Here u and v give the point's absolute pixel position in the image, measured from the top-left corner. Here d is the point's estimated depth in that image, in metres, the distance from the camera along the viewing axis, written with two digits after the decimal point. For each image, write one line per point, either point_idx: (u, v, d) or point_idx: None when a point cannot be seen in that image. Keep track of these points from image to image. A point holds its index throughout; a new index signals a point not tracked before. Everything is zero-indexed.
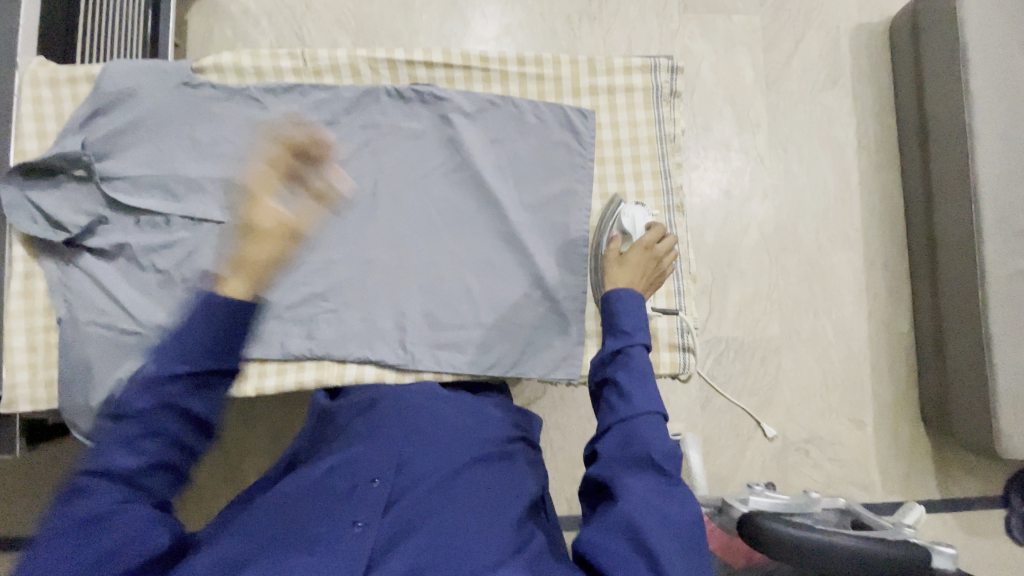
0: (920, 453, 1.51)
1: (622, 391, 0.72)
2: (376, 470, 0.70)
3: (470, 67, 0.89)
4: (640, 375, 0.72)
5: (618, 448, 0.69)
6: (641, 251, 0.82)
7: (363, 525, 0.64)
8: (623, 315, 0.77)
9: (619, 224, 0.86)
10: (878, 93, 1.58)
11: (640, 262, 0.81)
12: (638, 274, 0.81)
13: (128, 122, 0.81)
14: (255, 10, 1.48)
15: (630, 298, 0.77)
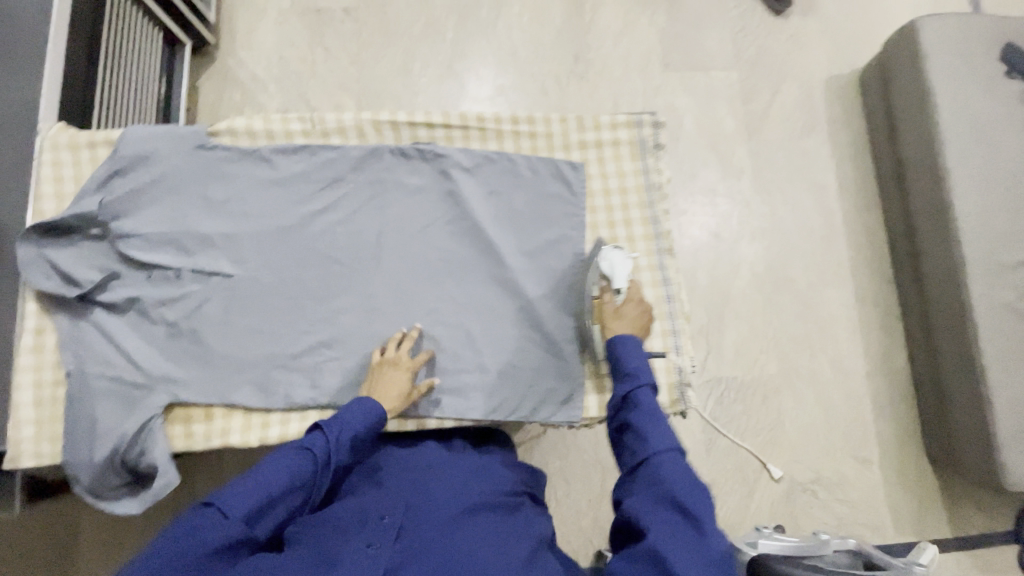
0: (928, 491, 1.48)
1: (638, 434, 0.70)
2: (388, 509, 0.70)
3: (468, 126, 0.95)
4: (653, 415, 0.71)
5: (641, 495, 0.66)
6: (635, 302, 0.83)
7: (375, 548, 0.63)
8: (625, 358, 0.77)
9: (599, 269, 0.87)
10: (854, 138, 1.66)
11: (636, 311, 0.82)
12: (638, 324, 0.81)
13: (145, 183, 0.86)
14: (264, 76, 1.58)
15: (631, 343, 0.78)
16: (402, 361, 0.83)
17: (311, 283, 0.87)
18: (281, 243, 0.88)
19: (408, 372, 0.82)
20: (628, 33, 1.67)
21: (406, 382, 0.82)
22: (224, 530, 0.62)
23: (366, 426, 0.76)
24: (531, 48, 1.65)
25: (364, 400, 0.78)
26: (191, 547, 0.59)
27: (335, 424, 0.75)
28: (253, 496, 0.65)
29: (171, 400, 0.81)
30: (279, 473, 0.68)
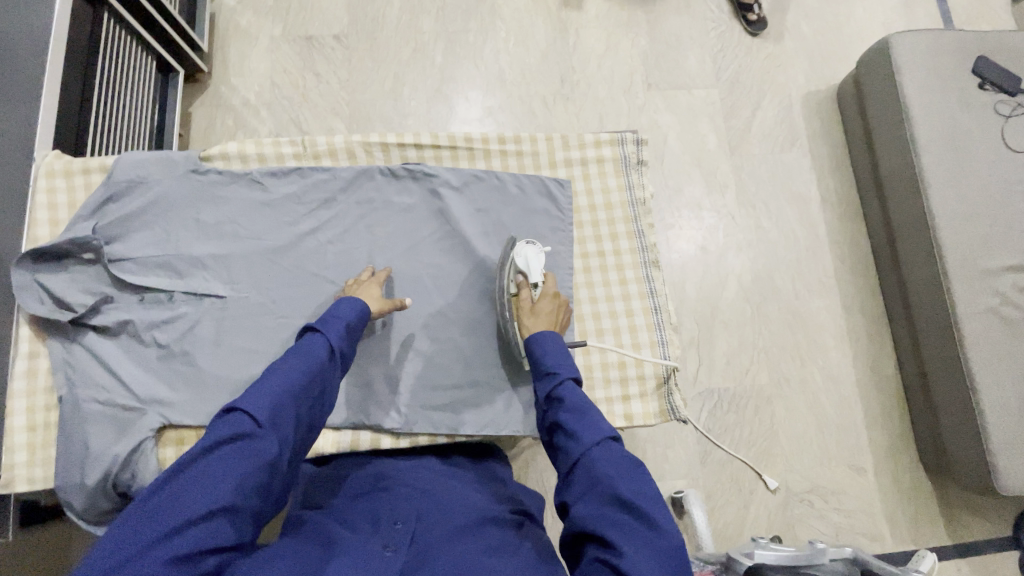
0: (924, 497, 1.49)
1: (569, 433, 0.69)
2: (400, 514, 0.69)
3: (456, 147, 0.97)
4: (581, 410, 0.71)
5: (582, 496, 0.64)
6: (550, 297, 0.84)
7: (392, 550, 0.63)
8: (545, 357, 0.77)
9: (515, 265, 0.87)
10: (833, 151, 1.71)
11: (552, 305, 0.83)
12: (555, 317, 0.82)
13: (137, 208, 0.87)
14: (256, 102, 1.62)
15: (550, 342, 0.77)
16: (368, 277, 0.86)
17: (302, 302, 0.88)
18: (273, 263, 0.89)
19: (377, 282, 0.86)
20: (611, 55, 1.73)
21: (378, 292, 0.85)
22: (258, 438, 0.62)
23: (355, 319, 0.80)
24: (517, 70, 1.69)
25: (346, 298, 0.81)
26: (231, 461, 0.60)
27: (333, 326, 0.76)
28: (274, 398, 0.65)
29: (163, 423, 0.80)
30: (293, 372, 0.68)
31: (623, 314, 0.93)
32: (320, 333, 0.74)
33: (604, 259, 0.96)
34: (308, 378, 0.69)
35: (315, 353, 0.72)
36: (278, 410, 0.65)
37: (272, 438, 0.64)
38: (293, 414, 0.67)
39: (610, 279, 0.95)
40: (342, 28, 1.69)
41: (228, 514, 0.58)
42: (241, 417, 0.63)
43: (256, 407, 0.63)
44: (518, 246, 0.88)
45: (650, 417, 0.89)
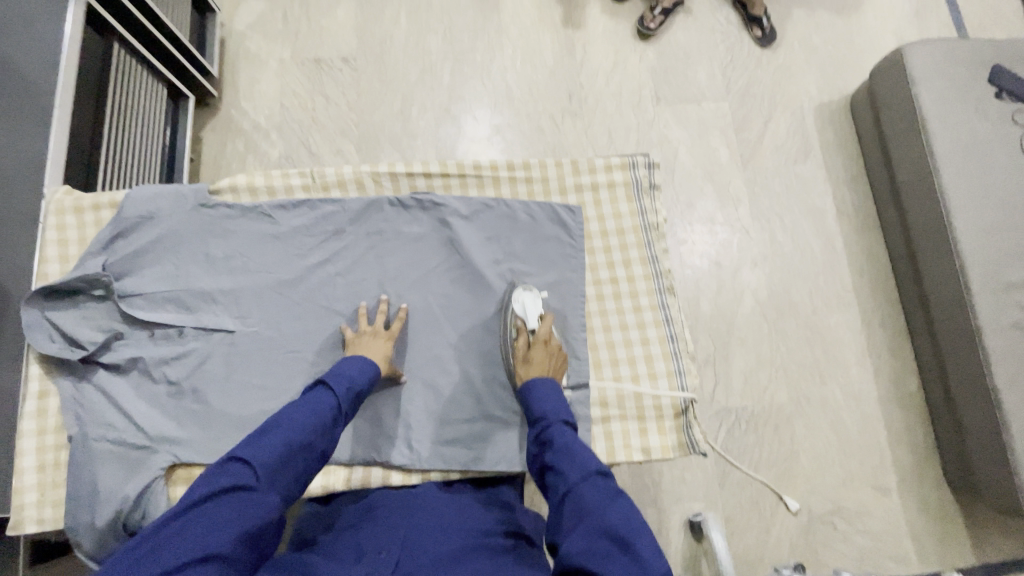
0: (952, 519, 1.44)
1: (557, 471, 0.70)
2: (386, 544, 0.66)
3: (465, 175, 0.96)
4: (571, 449, 0.72)
5: (571, 531, 0.62)
6: (544, 344, 0.84)
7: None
8: (537, 400, 0.78)
9: (512, 312, 0.88)
10: (848, 162, 1.68)
11: (544, 355, 0.84)
12: (550, 367, 0.83)
13: (147, 243, 0.87)
14: (265, 124, 1.62)
15: (544, 386, 0.79)
16: (380, 331, 0.85)
17: (311, 336, 0.87)
18: (282, 297, 0.88)
19: (387, 339, 0.84)
20: (619, 70, 1.71)
21: (387, 349, 0.84)
22: (256, 489, 0.62)
23: (364, 381, 0.79)
24: (525, 87, 1.69)
25: (355, 357, 0.80)
26: (227, 510, 0.59)
27: (342, 381, 0.76)
28: (274, 449, 0.65)
29: (173, 461, 0.79)
30: (296, 425, 0.69)
31: (638, 343, 0.91)
32: (327, 389, 0.75)
33: (617, 286, 0.94)
34: (313, 433, 0.70)
35: (320, 407, 0.72)
36: (278, 462, 0.65)
37: (270, 492, 0.63)
38: (293, 468, 0.66)
39: (624, 307, 0.93)
40: (350, 49, 1.69)
41: (224, 563, 0.55)
42: (238, 467, 0.63)
43: (255, 457, 0.64)
44: (517, 292, 0.89)
45: (668, 450, 0.87)
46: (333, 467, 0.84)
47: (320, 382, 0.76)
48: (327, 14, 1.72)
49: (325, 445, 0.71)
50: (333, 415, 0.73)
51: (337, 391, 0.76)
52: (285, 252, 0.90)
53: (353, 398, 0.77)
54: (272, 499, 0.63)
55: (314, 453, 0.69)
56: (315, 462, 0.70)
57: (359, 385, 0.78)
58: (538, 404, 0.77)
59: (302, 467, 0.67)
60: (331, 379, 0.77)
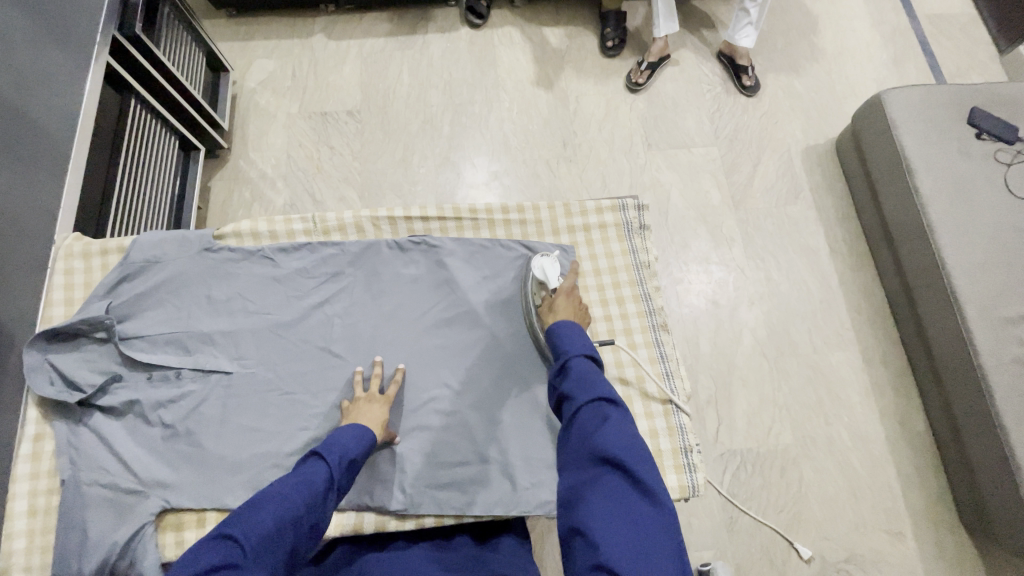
0: (973, 567, 1.37)
1: (569, 396, 0.72)
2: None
3: (461, 218, 0.99)
4: (584, 381, 0.72)
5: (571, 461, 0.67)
6: (567, 296, 0.86)
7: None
8: (563, 338, 0.79)
9: (533, 277, 0.90)
10: (838, 202, 1.72)
11: (569, 305, 0.85)
12: (575, 313, 0.85)
13: (151, 286, 0.89)
14: (272, 174, 1.69)
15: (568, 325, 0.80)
16: (376, 396, 0.84)
17: (308, 376, 0.88)
18: (281, 338, 0.89)
19: (384, 404, 0.84)
20: (611, 119, 1.79)
21: (383, 416, 0.83)
22: (245, 566, 0.57)
23: (360, 450, 0.77)
24: (522, 136, 1.76)
25: (353, 425, 0.79)
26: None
27: (335, 450, 0.74)
28: (264, 523, 0.61)
29: (164, 506, 0.78)
30: (287, 499, 0.65)
31: (635, 381, 0.91)
32: (319, 460, 0.72)
33: (612, 323, 0.94)
34: (304, 508, 0.65)
35: (312, 479, 0.69)
36: (268, 538, 0.61)
37: (259, 569, 0.58)
38: (284, 544, 0.62)
39: (619, 344, 0.93)
40: (355, 103, 1.78)
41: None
42: (228, 542, 0.59)
43: (245, 530, 0.60)
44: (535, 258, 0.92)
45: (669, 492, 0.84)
46: None
47: (312, 452, 0.72)
48: (334, 71, 1.82)
49: (317, 517, 0.67)
50: (324, 486, 0.69)
51: (330, 461, 0.72)
52: (288, 277, 0.93)
53: (346, 469, 0.74)
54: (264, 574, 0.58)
55: (304, 529, 0.64)
56: (306, 539, 0.65)
57: (349, 458, 0.74)
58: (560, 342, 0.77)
59: (291, 545, 0.63)
60: (323, 454, 0.73)
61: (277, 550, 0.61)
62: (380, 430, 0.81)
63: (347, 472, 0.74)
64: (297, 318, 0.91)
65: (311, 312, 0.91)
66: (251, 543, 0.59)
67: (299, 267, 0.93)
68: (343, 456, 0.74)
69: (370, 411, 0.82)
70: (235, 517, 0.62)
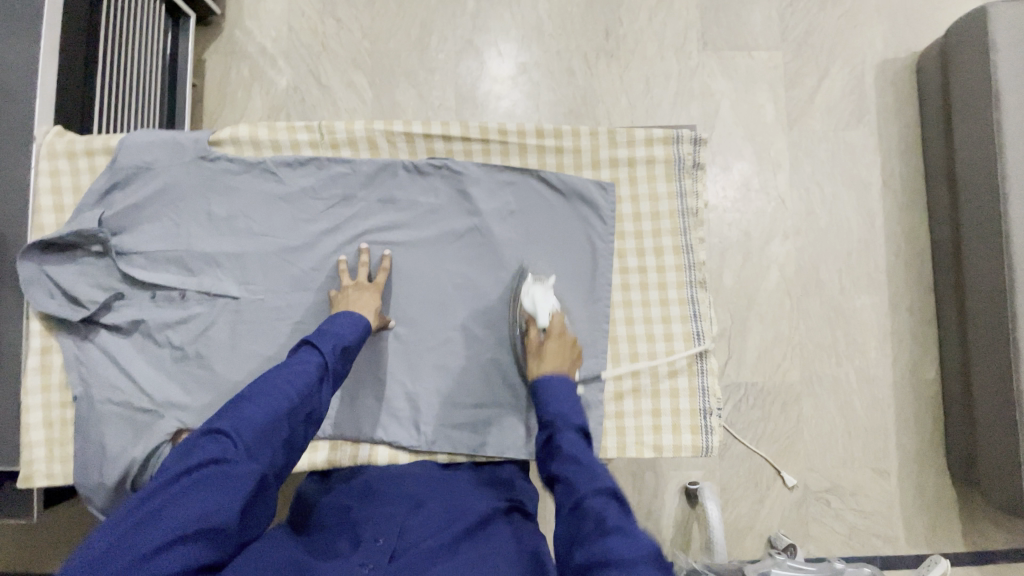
0: (945, 504, 1.46)
1: (565, 481, 0.62)
2: (382, 532, 0.65)
3: (488, 140, 0.86)
4: (584, 458, 0.64)
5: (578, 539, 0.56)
6: (558, 336, 0.79)
7: (369, 568, 0.59)
8: (552, 400, 0.72)
9: (522, 305, 0.82)
10: (905, 129, 1.53)
11: (560, 347, 0.78)
12: (564, 359, 0.78)
13: (145, 198, 0.82)
14: (272, 49, 1.49)
15: (559, 385, 0.73)
16: (365, 283, 0.81)
17: (319, 308, 0.83)
18: (289, 265, 0.84)
19: (375, 291, 0.81)
20: (664, 7, 1.53)
21: (375, 302, 0.81)
22: (236, 460, 0.58)
23: (354, 337, 0.75)
24: (558, 20, 1.52)
25: (344, 313, 0.76)
26: (207, 485, 0.55)
27: (328, 339, 0.72)
28: (258, 419, 0.61)
29: (179, 427, 0.79)
30: (279, 392, 0.64)
31: (662, 339, 0.86)
32: (312, 350, 0.71)
33: (645, 276, 0.88)
34: (298, 399, 0.65)
35: (305, 368, 0.68)
36: (262, 433, 0.61)
37: (251, 462, 0.59)
38: (279, 436, 0.62)
39: (650, 299, 0.87)
40: None
41: (214, 534, 0.54)
42: (218, 437, 0.59)
43: (234, 427, 0.60)
44: (527, 283, 0.83)
45: (681, 450, 0.84)
46: (341, 442, 0.83)
47: (304, 343, 0.71)
48: None
49: (313, 405, 0.67)
50: (314, 378, 0.68)
51: (323, 351, 0.71)
52: (294, 196, 0.84)
53: (340, 356, 0.73)
54: (255, 463, 0.59)
55: (299, 418, 0.65)
56: (302, 426, 0.66)
57: (339, 343, 0.73)
58: (546, 406, 0.70)
59: (288, 434, 0.63)
60: (314, 346, 0.71)
61: (271, 441, 0.61)
62: (372, 316, 0.79)
63: (340, 359, 0.73)
64: (309, 244, 0.84)
65: (322, 239, 0.85)
66: (239, 435, 0.59)
67: (307, 186, 0.84)
68: (331, 344, 0.72)
69: (359, 299, 0.80)
70: (225, 413, 0.62)
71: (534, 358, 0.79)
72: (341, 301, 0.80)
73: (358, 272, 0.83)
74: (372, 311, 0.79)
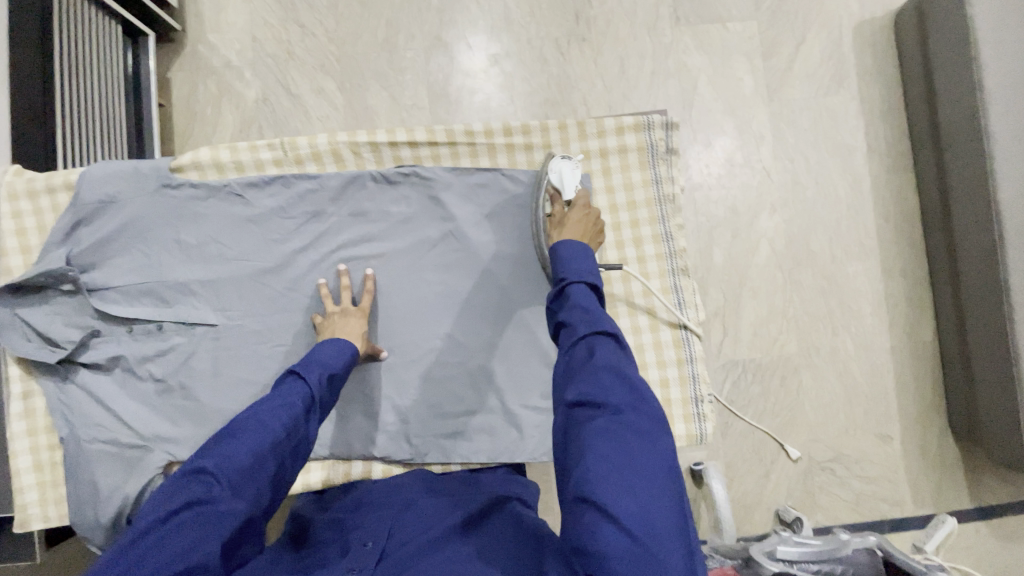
0: (949, 463, 1.46)
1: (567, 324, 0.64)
2: (369, 535, 0.67)
3: (456, 143, 0.85)
4: (591, 311, 0.64)
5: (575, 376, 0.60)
6: (582, 209, 0.77)
7: (355, 571, 0.60)
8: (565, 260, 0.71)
9: (549, 182, 0.81)
10: (886, 90, 1.50)
11: (583, 220, 0.76)
12: (586, 232, 0.75)
13: (112, 231, 0.80)
14: (237, 62, 1.46)
15: (575, 249, 0.71)
16: (351, 309, 0.80)
17: (299, 327, 0.82)
18: (265, 287, 0.82)
19: (361, 316, 0.80)
20: None
21: (362, 327, 0.80)
22: (221, 499, 0.57)
23: (341, 365, 0.75)
24: (526, 7, 1.48)
25: (331, 340, 0.76)
26: (192, 526, 0.54)
27: (313, 368, 0.71)
28: (242, 456, 0.60)
29: (170, 459, 0.78)
30: (264, 427, 0.63)
31: (648, 330, 0.86)
32: (299, 379, 0.70)
33: (627, 268, 0.86)
34: (286, 432, 0.64)
35: (291, 400, 0.67)
36: (247, 470, 0.60)
37: (236, 500, 0.58)
38: (265, 471, 0.61)
39: (634, 291, 0.86)
40: None
41: (201, 574, 0.52)
42: (202, 477, 0.58)
43: (217, 466, 0.58)
44: (555, 161, 0.81)
45: (675, 440, 0.83)
46: (334, 460, 0.83)
47: (289, 372, 0.70)
48: None
49: (300, 436, 0.66)
50: (300, 410, 0.67)
51: (310, 381, 0.70)
52: (263, 218, 0.83)
53: (327, 384, 0.72)
54: (239, 503, 0.58)
55: (286, 452, 0.63)
56: (290, 459, 0.64)
57: (326, 370, 0.72)
58: (562, 263, 0.69)
59: (275, 470, 0.62)
60: (299, 376, 0.70)
61: (256, 481, 0.60)
62: (360, 341, 0.79)
63: (326, 388, 0.72)
64: (283, 265, 0.83)
65: (297, 258, 0.83)
66: (222, 473, 0.58)
67: (276, 206, 0.83)
68: (317, 372, 0.71)
69: (345, 324, 0.79)
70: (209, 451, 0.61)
71: (556, 229, 0.77)
72: (328, 328, 0.79)
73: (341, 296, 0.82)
74: (360, 336, 0.79)
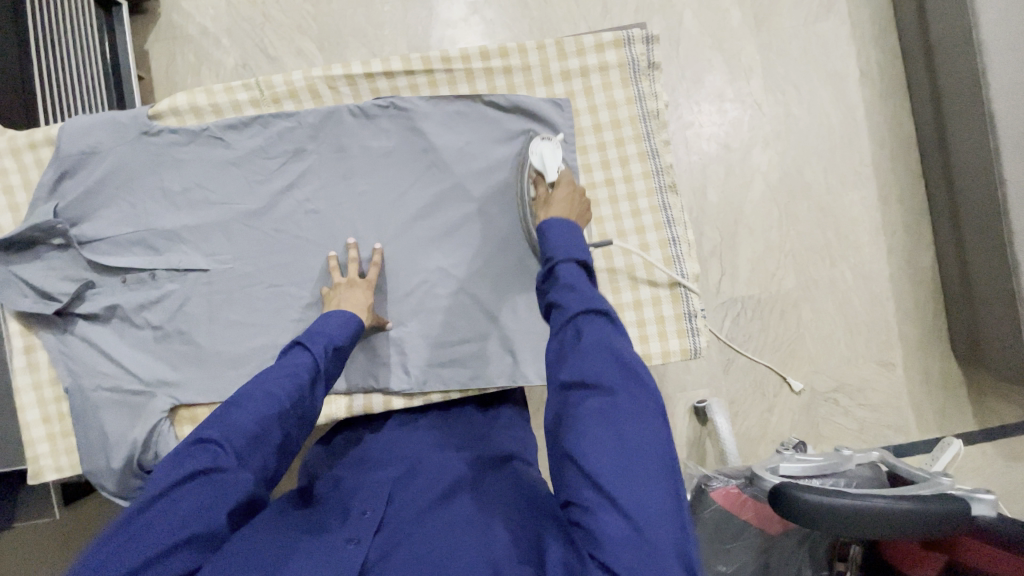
0: (953, 386, 1.47)
1: (558, 304, 0.64)
2: (368, 501, 0.65)
3: (433, 70, 0.85)
4: (580, 289, 0.64)
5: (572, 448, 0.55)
6: (565, 188, 0.76)
7: (355, 542, 0.59)
8: (553, 238, 0.70)
9: (531, 165, 0.81)
10: (877, 12, 1.47)
11: (567, 197, 0.75)
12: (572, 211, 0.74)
13: (96, 182, 0.81)
14: (214, 28, 1.43)
15: (561, 227, 0.70)
16: (357, 280, 0.81)
17: (290, 266, 0.84)
18: (253, 229, 0.84)
19: (366, 288, 0.80)
20: None
21: (368, 299, 0.80)
22: (228, 469, 0.59)
23: (345, 336, 0.75)
24: None
25: (337, 312, 0.76)
26: (200, 492, 0.56)
27: (319, 339, 0.71)
28: (249, 426, 0.61)
29: (173, 403, 0.80)
30: (268, 397, 0.64)
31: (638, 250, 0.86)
32: (304, 350, 0.70)
33: (614, 188, 0.87)
34: (292, 400, 0.65)
35: (297, 370, 0.68)
36: (252, 438, 0.61)
37: (243, 469, 0.60)
38: (270, 441, 0.63)
39: (622, 212, 0.86)
40: None
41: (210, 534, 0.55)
42: (209, 446, 0.59)
43: (224, 436, 0.60)
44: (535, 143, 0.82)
45: (670, 355, 0.85)
46: (335, 398, 0.84)
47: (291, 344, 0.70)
48: None
49: (304, 409, 0.67)
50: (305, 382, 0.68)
51: (315, 351, 0.71)
52: (245, 159, 0.84)
53: (333, 356, 0.72)
54: (245, 473, 0.60)
55: (291, 421, 0.65)
56: (295, 428, 0.66)
57: (329, 342, 0.72)
58: (549, 244, 0.68)
59: (280, 439, 0.64)
60: (302, 348, 0.70)
61: (261, 451, 0.62)
62: (365, 314, 0.79)
63: (331, 360, 0.72)
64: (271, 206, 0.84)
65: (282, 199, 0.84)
66: (230, 443, 0.60)
67: (257, 146, 0.84)
68: (319, 343, 0.71)
69: (349, 297, 0.79)
70: (213, 420, 0.62)
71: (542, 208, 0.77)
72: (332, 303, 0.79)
73: (348, 268, 0.82)
74: (365, 310, 0.79)
